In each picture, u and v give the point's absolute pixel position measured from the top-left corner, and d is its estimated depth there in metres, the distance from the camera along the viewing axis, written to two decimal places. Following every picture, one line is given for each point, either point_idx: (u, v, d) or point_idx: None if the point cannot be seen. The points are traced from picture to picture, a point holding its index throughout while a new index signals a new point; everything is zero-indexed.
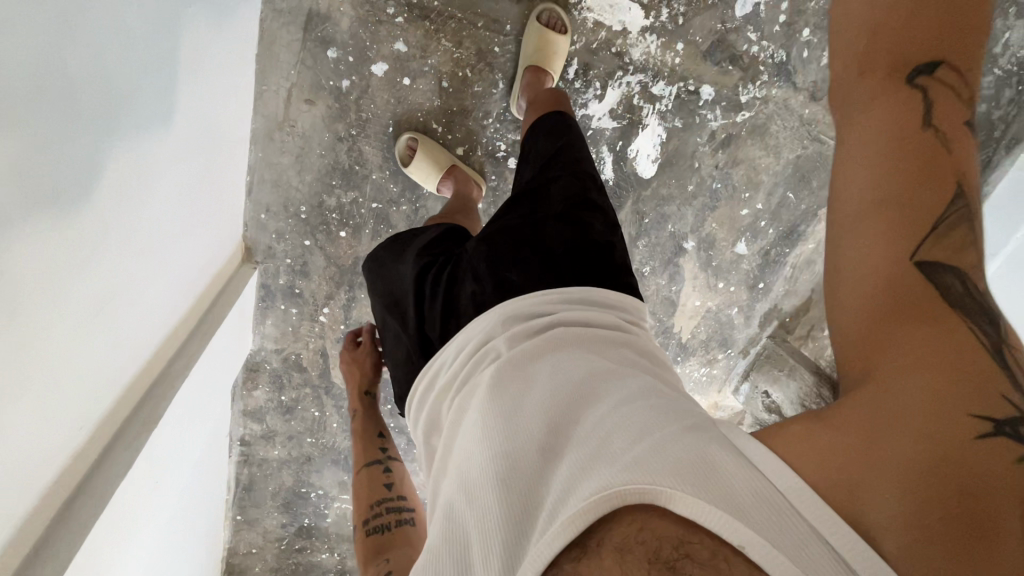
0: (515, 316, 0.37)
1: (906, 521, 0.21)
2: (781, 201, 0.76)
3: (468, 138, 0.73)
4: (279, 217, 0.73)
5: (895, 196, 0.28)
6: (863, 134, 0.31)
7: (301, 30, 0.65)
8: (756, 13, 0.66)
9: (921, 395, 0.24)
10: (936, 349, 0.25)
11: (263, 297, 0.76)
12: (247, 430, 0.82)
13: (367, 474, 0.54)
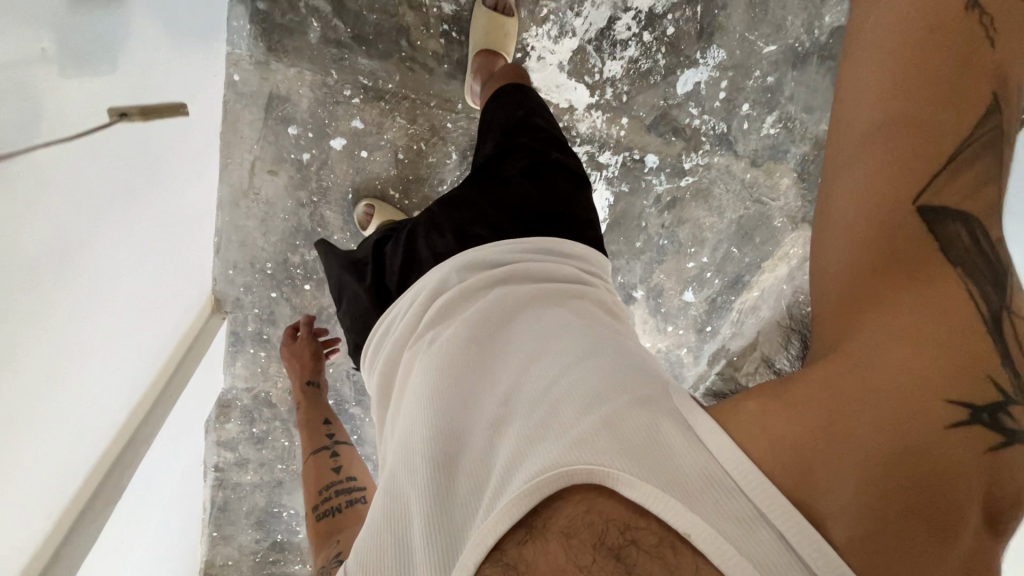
0: (471, 266, 0.42)
1: (855, 494, 0.24)
2: (725, 254, 0.79)
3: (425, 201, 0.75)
4: (246, 272, 0.73)
5: (893, 106, 0.25)
6: (863, 48, 0.27)
7: (262, 110, 0.67)
8: (697, 91, 0.72)
9: (912, 375, 0.23)
10: (928, 324, 0.24)
11: (231, 342, 0.76)
12: (221, 457, 0.80)
13: (314, 458, 0.61)
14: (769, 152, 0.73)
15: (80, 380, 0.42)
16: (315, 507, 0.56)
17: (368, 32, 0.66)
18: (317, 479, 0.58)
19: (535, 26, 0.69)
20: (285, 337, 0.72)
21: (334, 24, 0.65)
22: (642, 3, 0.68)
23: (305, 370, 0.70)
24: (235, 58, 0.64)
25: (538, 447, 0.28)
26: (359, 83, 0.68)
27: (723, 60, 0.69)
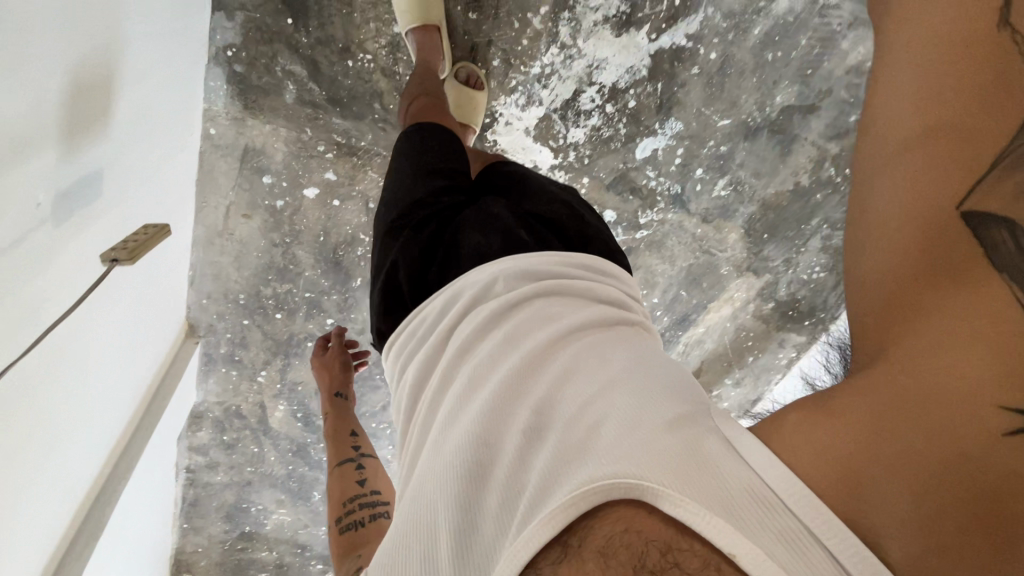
0: (508, 279, 0.40)
1: (910, 512, 0.22)
2: (675, 295, 0.85)
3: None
4: (219, 302, 0.75)
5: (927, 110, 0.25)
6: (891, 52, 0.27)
7: (237, 161, 0.68)
8: (654, 156, 0.75)
9: (966, 369, 0.22)
10: (967, 308, 0.23)
11: (204, 362, 0.78)
12: (191, 461, 0.83)
13: (342, 471, 0.58)
14: (720, 211, 0.77)
15: (52, 450, 0.50)
16: (338, 521, 0.53)
17: (339, 97, 0.67)
18: (343, 489, 0.56)
19: (503, 95, 0.72)
20: (318, 349, 0.70)
21: (309, 86, 0.66)
22: (606, 78, 0.71)
23: (340, 382, 0.68)
24: (213, 113, 0.65)
25: (575, 466, 0.26)
26: (333, 141, 0.69)
27: (680, 131, 0.73)
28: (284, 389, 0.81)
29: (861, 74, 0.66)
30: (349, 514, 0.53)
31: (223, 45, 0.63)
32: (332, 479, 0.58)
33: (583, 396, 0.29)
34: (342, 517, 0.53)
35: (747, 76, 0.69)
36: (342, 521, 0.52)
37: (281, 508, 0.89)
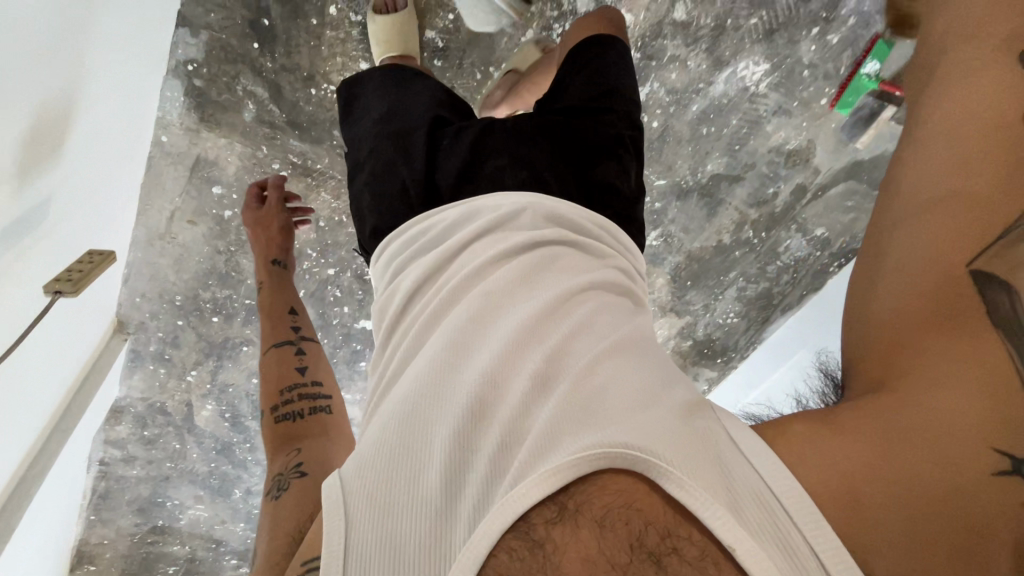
0: (498, 258, 0.40)
1: (901, 536, 0.26)
2: None
3: (339, 262, 0.75)
4: (153, 302, 0.71)
5: (952, 189, 0.30)
6: (932, 137, 0.31)
7: (187, 170, 0.66)
8: None
9: (952, 409, 0.27)
10: (949, 354, 0.28)
11: (130, 358, 0.73)
12: (106, 453, 0.77)
13: (278, 355, 0.55)
14: (649, 257, 0.83)
15: None
16: (276, 414, 0.50)
17: (299, 124, 0.67)
18: (281, 377, 0.53)
19: None
20: (248, 195, 0.64)
21: (269, 107, 0.65)
22: None
23: (274, 236, 0.63)
24: (165, 121, 0.63)
25: (572, 440, 0.28)
26: (288, 161, 0.68)
27: None
28: (213, 389, 0.77)
29: (780, 152, 0.76)
30: (286, 405, 0.51)
31: (184, 59, 0.61)
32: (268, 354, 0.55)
33: (586, 378, 0.31)
34: (279, 407, 0.50)
35: (683, 145, 0.76)
36: (279, 415, 0.50)
37: (200, 504, 0.83)
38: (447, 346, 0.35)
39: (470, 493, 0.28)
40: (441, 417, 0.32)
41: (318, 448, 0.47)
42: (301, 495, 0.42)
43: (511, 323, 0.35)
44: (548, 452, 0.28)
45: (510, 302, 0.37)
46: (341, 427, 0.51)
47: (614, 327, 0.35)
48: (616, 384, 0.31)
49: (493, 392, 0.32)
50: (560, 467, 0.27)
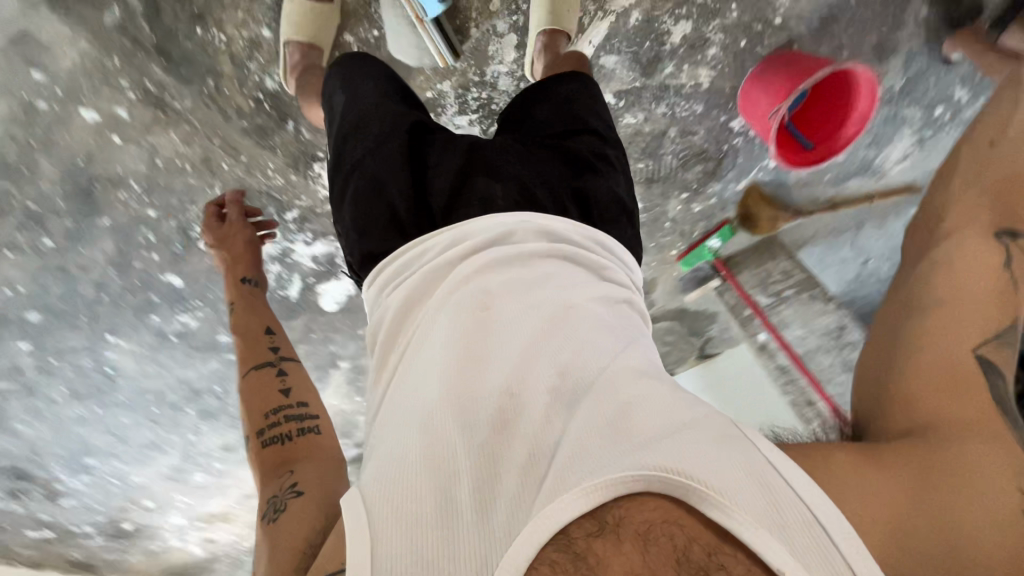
0: (511, 266, 0.50)
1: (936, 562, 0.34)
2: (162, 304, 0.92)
3: (167, 207, 0.85)
4: None
5: (959, 320, 0.47)
6: (970, 272, 0.50)
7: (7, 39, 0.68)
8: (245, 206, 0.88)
9: (991, 460, 0.39)
10: (977, 423, 0.41)
11: None
12: None
13: (261, 371, 0.63)
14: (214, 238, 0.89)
15: None
16: (263, 435, 0.56)
17: (258, 130, 0.81)
18: (267, 394, 0.60)
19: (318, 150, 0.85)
20: (207, 215, 0.81)
21: (138, 23, 0.71)
22: None
23: (236, 240, 0.80)
24: None
25: (608, 455, 0.34)
26: (143, 83, 0.74)
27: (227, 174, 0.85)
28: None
29: None
30: (271, 424, 0.57)
31: None
32: (238, 347, 0.68)
33: (606, 388, 0.40)
34: (264, 428, 0.57)
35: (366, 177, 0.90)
36: (267, 434, 0.56)
37: None
38: (447, 369, 0.42)
39: (495, 505, 0.34)
40: (452, 432, 0.38)
41: (306, 475, 0.50)
42: (297, 517, 0.44)
43: (515, 346, 0.43)
44: (567, 465, 0.34)
45: (497, 326, 0.45)
46: (324, 444, 0.56)
47: (595, 341, 0.44)
48: (638, 402, 0.38)
49: (496, 408, 0.39)
50: (583, 483, 0.32)
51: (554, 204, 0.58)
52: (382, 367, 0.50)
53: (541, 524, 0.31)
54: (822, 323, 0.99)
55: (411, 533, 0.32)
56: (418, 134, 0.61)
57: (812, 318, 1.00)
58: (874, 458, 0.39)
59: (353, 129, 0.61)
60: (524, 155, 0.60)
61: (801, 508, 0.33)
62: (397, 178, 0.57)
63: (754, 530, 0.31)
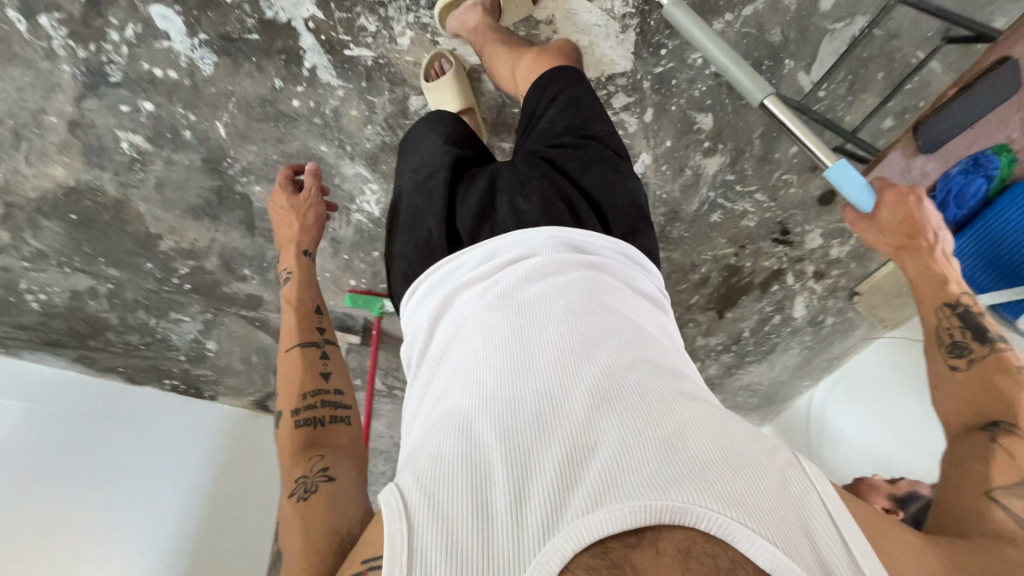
0: (548, 295, 0.71)
1: None
2: None
3: None
4: None
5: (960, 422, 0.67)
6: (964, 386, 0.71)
7: None
8: None
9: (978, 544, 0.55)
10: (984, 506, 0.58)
11: None
12: None
13: (307, 351, 0.93)
14: None
15: None
16: (298, 415, 0.83)
17: None
18: (309, 373, 0.90)
19: None
20: (280, 181, 1.07)
21: None
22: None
23: (301, 215, 1.06)
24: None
25: (634, 481, 0.51)
26: None
27: None
28: None
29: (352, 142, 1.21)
30: (307, 405, 0.84)
31: None
32: (289, 322, 0.96)
33: (633, 402, 0.59)
34: (301, 410, 0.83)
35: None
36: (301, 417, 0.83)
37: None
38: (489, 388, 0.62)
39: (534, 508, 0.51)
40: (494, 444, 0.56)
41: (334, 465, 0.76)
42: (327, 497, 0.71)
43: (551, 361, 0.63)
44: (604, 493, 0.51)
45: (530, 352, 0.65)
46: (345, 435, 0.83)
47: (623, 360, 0.65)
48: (679, 423, 0.57)
49: (535, 422, 0.57)
50: (608, 508, 0.49)
51: (562, 200, 0.88)
52: (433, 376, 0.72)
53: (574, 537, 0.48)
54: None
55: (459, 531, 0.50)
56: (463, 166, 0.95)
57: None
58: (886, 530, 0.54)
59: (423, 180, 0.94)
60: (543, 168, 0.92)
61: (809, 546, 0.50)
62: (438, 208, 0.89)
63: (767, 558, 0.48)
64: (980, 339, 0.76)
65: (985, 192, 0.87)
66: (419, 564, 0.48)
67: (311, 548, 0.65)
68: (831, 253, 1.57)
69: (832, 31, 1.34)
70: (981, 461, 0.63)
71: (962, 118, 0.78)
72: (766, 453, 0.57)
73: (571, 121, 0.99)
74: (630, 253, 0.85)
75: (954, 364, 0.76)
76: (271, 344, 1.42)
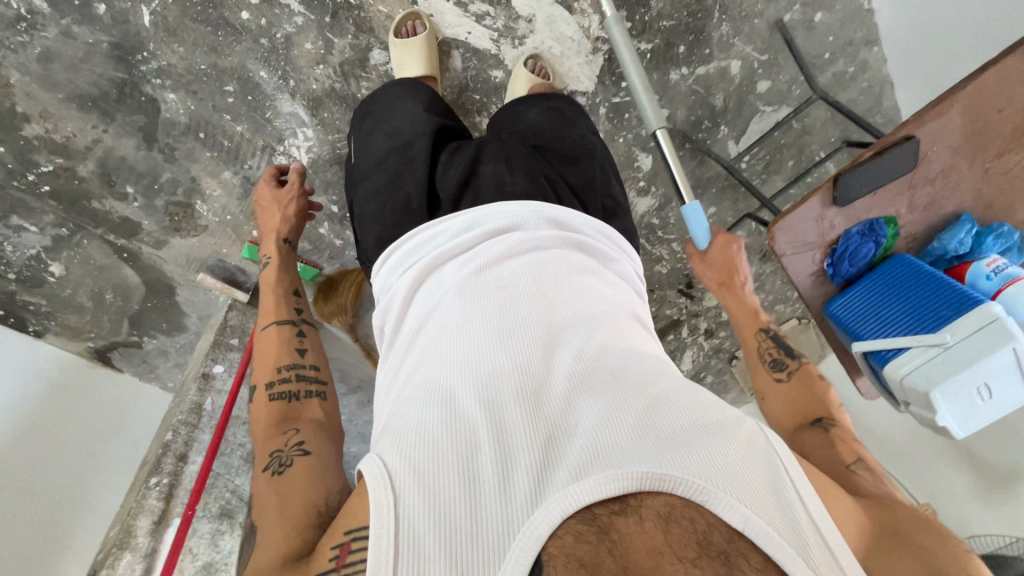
0: (530, 277, 0.78)
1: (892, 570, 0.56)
2: None
3: None
4: None
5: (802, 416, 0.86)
6: (792, 396, 0.90)
7: None
8: None
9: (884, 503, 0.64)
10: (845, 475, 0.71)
11: None
12: None
13: (284, 328, 1.03)
14: None
15: None
16: (272, 388, 0.91)
17: None
18: (286, 347, 0.99)
19: None
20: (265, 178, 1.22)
21: None
22: None
23: (283, 207, 1.21)
24: None
25: (611, 449, 0.57)
26: None
27: None
28: None
29: (281, 79, 1.29)
30: (282, 379, 0.92)
31: None
32: (270, 301, 1.08)
33: (606, 376, 0.66)
34: (275, 384, 0.91)
35: None
36: (274, 390, 0.90)
37: None
38: (471, 363, 0.67)
39: (518, 479, 0.55)
40: (476, 414, 0.61)
41: (308, 439, 0.82)
42: (303, 470, 0.76)
43: (531, 342, 0.69)
44: (586, 466, 0.55)
45: (510, 335, 0.69)
46: (318, 408, 0.90)
47: (597, 339, 0.71)
48: (652, 396, 0.63)
49: (515, 394, 0.63)
50: (591, 477, 0.53)
51: (547, 180, 0.98)
52: (411, 350, 0.76)
53: (561, 506, 0.52)
54: None
55: (445, 500, 0.54)
56: (442, 138, 1.05)
57: None
58: (829, 491, 0.61)
59: (402, 146, 1.02)
60: (527, 153, 1.02)
61: (777, 505, 0.55)
62: (419, 171, 0.98)
63: (742, 521, 0.52)
64: (791, 355, 0.96)
65: (872, 257, 0.99)
66: (409, 529, 0.52)
67: (288, 520, 0.69)
68: (722, 314, 1.75)
69: (762, 112, 1.49)
70: (831, 446, 0.77)
71: (877, 177, 0.88)
72: (738, 423, 0.60)
73: (552, 120, 1.13)
74: (612, 235, 0.95)
75: (778, 376, 0.94)
76: (134, 283, 1.36)
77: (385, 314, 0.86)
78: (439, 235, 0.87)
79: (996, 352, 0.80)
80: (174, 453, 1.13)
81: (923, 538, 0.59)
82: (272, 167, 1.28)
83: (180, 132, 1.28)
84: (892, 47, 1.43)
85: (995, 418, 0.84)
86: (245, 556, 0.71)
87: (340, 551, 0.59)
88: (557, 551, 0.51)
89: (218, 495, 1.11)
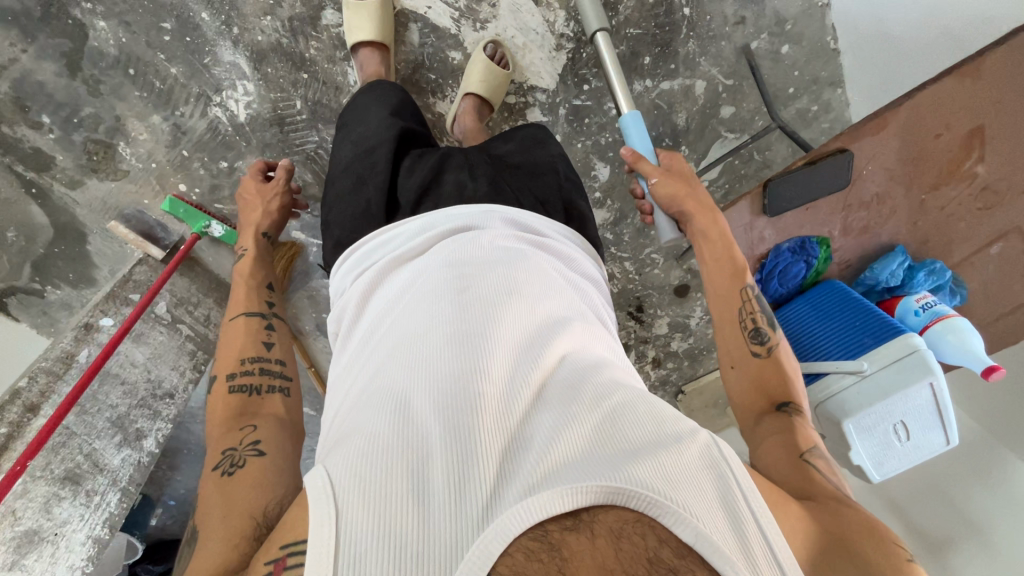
0: (491, 272, 0.73)
1: None
2: None
3: None
4: None
5: (762, 396, 0.82)
6: (763, 367, 0.84)
7: None
8: None
9: (844, 524, 0.60)
10: (807, 481, 0.67)
11: None
12: None
13: (252, 321, 0.94)
14: None
15: None
16: (232, 380, 0.82)
17: None
18: (251, 340, 0.90)
19: None
20: (252, 171, 1.13)
21: None
22: None
23: (265, 202, 1.12)
24: None
25: (566, 459, 0.51)
26: None
27: None
28: None
29: (224, 25, 1.23)
30: (243, 371, 0.84)
31: None
32: (240, 293, 0.98)
33: (563, 383, 0.61)
34: (236, 376, 0.82)
35: None
36: (236, 383, 0.81)
37: None
38: (424, 364, 0.62)
39: (469, 489, 0.50)
40: (428, 420, 0.56)
41: (266, 439, 0.73)
42: (256, 473, 0.67)
43: (485, 340, 0.64)
44: (541, 478, 0.49)
45: (465, 336, 0.64)
46: (279, 405, 0.82)
47: (556, 341, 0.66)
48: (608, 402, 0.58)
49: (467, 397, 0.57)
50: (542, 491, 0.48)
51: (506, 188, 0.93)
52: (362, 353, 0.70)
53: (514, 519, 0.47)
54: (158, 375, 1.17)
55: (392, 513, 0.48)
56: (407, 142, 1.01)
57: (163, 358, 1.19)
58: (781, 502, 0.59)
59: (362, 153, 0.96)
60: (490, 159, 0.98)
61: (728, 520, 0.50)
62: (377, 177, 0.93)
63: (693, 536, 0.48)
64: (769, 324, 0.87)
65: (802, 278, 1.02)
66: (352, 543, 0.47)
67: (228, 526, 0.60)
68: (671, 345, 1.75)
69: (724, 138, 1.50)
70: (790, 431, 0.75)
71: (807, 191, 0.89)
72: (692, 434, 0.56)
73: (534, 126, 1.09)
74: (574, 236, 0.91)
75: (756, 348, 0.85)
76: (42, 224, 1.30)
77: (339, 319, 0.82)
78: (401, 235, 0.83)
79: (912, 384, 0.81)
80: (23, 403, 1.00)
81: (859, 539, 0.58)
82: (260, 161, 1.18)
83: (108, 65, 1.21)
84: (854, 90, 1.46)
85: (908, 462, 0.86)
86: (178, 561, 0.61)
87: (276, 566, 0.50)
88: (508, 570, 0.45)
89: (65, 455, 0.99)
